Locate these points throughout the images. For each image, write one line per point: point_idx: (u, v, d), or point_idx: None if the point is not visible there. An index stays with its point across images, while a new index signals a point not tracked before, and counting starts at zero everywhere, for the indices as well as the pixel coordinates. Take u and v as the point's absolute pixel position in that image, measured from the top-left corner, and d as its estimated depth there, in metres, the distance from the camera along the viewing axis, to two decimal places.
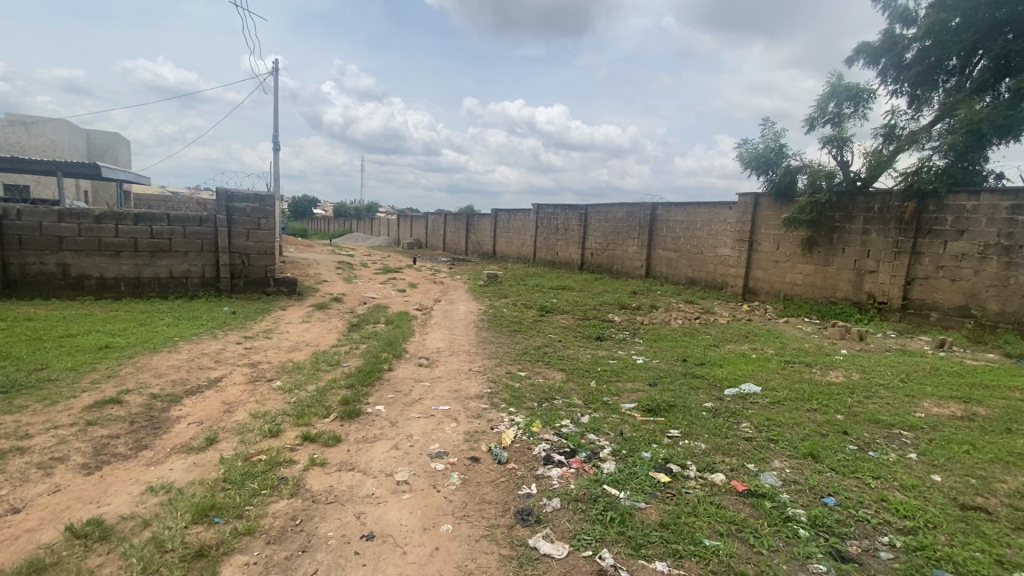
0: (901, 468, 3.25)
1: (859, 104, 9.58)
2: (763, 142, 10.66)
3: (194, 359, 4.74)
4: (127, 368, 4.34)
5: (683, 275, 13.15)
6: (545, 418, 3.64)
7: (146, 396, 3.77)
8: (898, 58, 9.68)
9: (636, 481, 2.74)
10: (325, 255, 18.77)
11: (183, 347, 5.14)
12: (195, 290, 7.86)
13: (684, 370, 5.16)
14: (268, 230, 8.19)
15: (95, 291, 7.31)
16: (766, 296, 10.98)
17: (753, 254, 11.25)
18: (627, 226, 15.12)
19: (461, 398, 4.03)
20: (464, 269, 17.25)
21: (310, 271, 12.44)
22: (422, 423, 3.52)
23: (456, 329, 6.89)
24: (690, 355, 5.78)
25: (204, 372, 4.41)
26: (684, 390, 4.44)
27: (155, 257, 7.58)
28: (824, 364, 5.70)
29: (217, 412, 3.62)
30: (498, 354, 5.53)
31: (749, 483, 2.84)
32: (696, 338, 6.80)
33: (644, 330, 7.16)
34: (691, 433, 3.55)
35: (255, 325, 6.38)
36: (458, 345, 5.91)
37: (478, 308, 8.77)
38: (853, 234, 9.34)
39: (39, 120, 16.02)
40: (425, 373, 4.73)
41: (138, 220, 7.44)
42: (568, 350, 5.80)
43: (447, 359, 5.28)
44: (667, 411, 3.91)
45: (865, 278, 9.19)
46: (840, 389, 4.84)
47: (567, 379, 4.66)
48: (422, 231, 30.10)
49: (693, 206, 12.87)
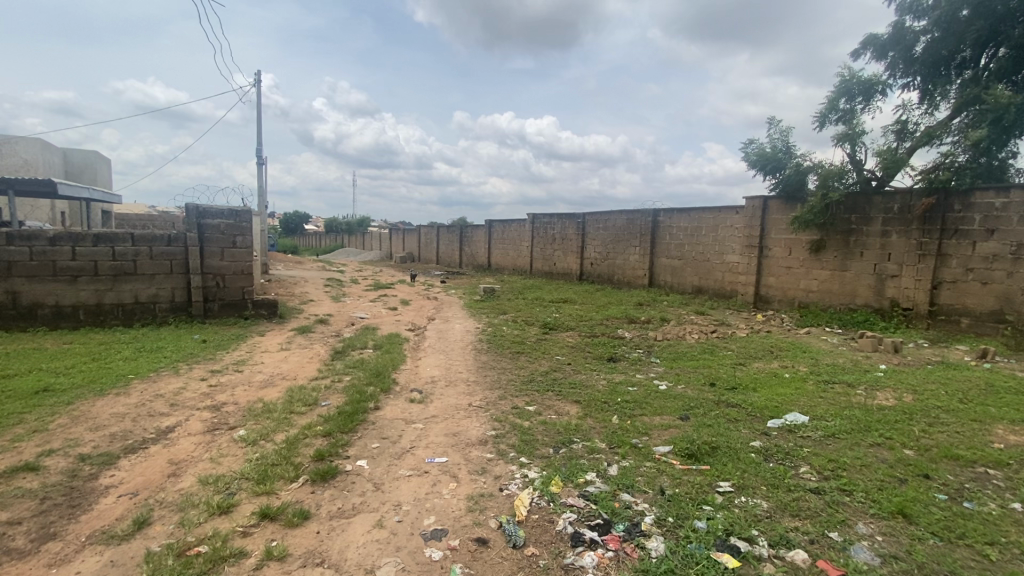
0: (1014, 526, 2.60)
1: (871, 98, 9.08)
2: (770, 143, 10.17)
3: (145, 403, 4.01)
4: (61, 419, 3.62)
5: (690, 284, 12.53)
6: (564, 472, 2.96)
7: (72, 459, 3.05)
8: (908, 52, 9.21)
9: (697, 571, 2.08)
10: (316, 272, 18.06)
11: (136, 386, 4.42)
12: (164, 316, 7.13)
13: (715, 397, 4.49)
14: (245, 248, 7.53)
15: (50, 321, 6.55)
16: (779, 304, 10.36)
17: (763, 259, 10.64)
18: (627, 234, 14.53)
19: (460, 446, 3.33)
20: (460, 283, 16.58)
21: (296, 290, 11.72)
22: (414, 485, 2.83)
23: (453, 353, 6.18)
24: (718, 378, 5.12)
25: (153, 421, 3.69)
26: (722, 425, 3.79)
27: (118, 281, 6.87)
28: (869, 385, 5.05)
29: (158, 477, 2.91)
30: (501, 383, 4.84)
31: (843, 565, 2.17)
32: (717, 355, 6.14)
33: (660, 348, 6.48)
34: (746, 486, 2.88)
35: (226, 356, 5.67)
36: (454, 373, 5.21)
37: (475, 326, 8.07)
38: (872, 237, 8.78)
39: (12, 139, 15.24)
40: (418, 412, 4.02)
41: (99, 241, 6.73)
42: (579, 376, 5.10)
43: (444, 392, 4.57)
44: (710, 455, 3.24)
45: (887, 282, 8.61)
46: (896, 415, 4.18)
47: (584, 414, 3.98)
48: (415, 245, 29.48)
49: (696, 211, 12.33)
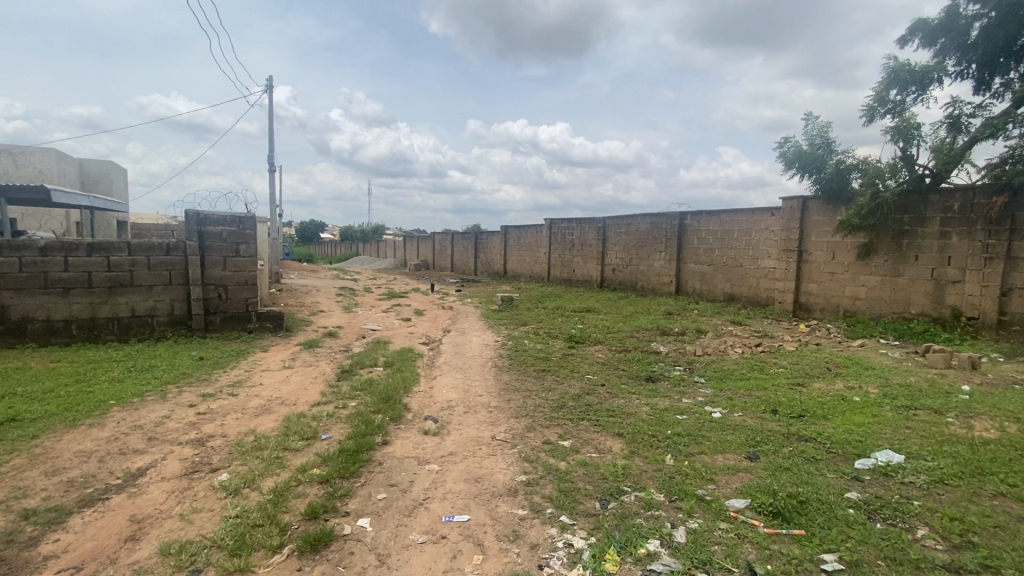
0: None
1: (925, 88, 8.27)
2: (808, 140, 9.41)
3: (120, 438, 3.47)
4: (17, 459, 3.09)
5: (721, 291, 11.77)
6: (621, 540, 2.32)
7: (13, 517, 2.50)
8: (962, 38, 8.37)
9: None
10: (330, 280, 17.68)
11: (115, 415, 3.89)
12: (162, 330, 6.67)
13: (783, 429, 3.79)
14: (249, 256, 7.07)
15: (41, 337, 6.11)
16: (821, 313, 9.54)
17: (803, 264, 9.86)
18: (651, 239, 13.83)
19: (485, 499, 2.71)
20: (476, 291, 16.02)
21: (306, 300, 11.24)
22: (429, 557, 2.22)
23: (471, 371, 5.56)
24: (779, 402, 4.43)
25: (122, 462, 3.14)
26: (803, 468, 3.10)
27: (114, 293, 6.42)
28: (960, 412, 4.30)
29: (112, 543, 2.34)
30: (528, 410, 4.19)
31: None
32: (769, 374, 5.43)
33: (703, 365, 5.80)
34: (860, 562, 2.20)
35: (222, 377, 5.14)
36: (474, 396, 4.60)
37: (494, 339, 7.45)
38: (928, 239, 7.97)
39: (26, 149, 15.09)
40: (433, 448, 3.41)
41: (93, 250, 6.28)
42: (617, 401, 4.42)
43: (462, 421, 3.95)
44: (800, 514, 2.57)
45: (947, 289, 7.79)
46: (1010, 453, 3.44)
47: (631, 453, 3.32)
48: (429, 252, 29.08)
49: (728, 214, 11.60)
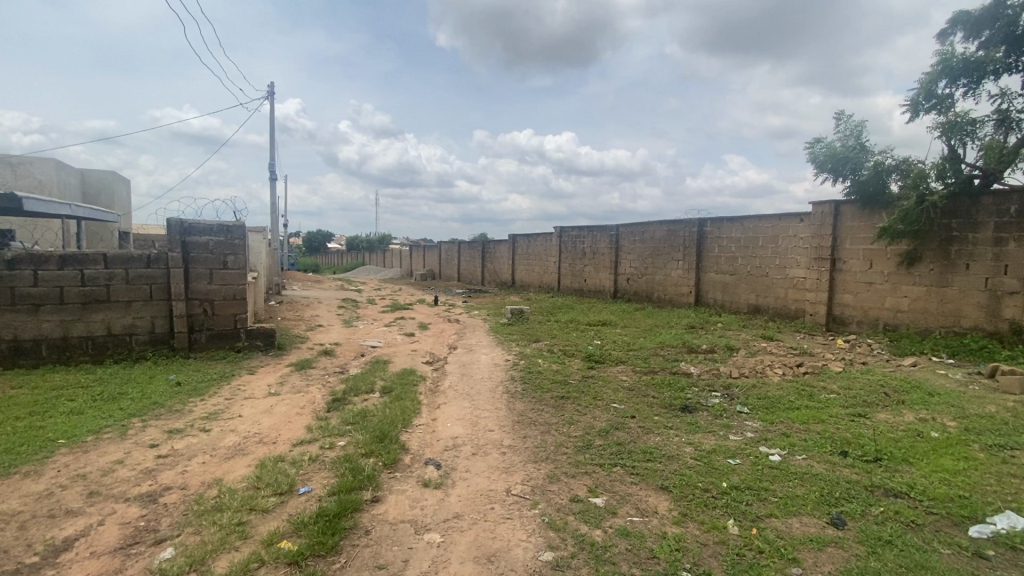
0: None
1: (978, 81, 7.58)
2: (842, 139, 8.74)
3: (53, 495, 2.85)
4: None
5: (745, 302, 11.06)
6: None
7: None
8: (1011, 28, 7.40)
9: None
10: (333, 292, 17.14)
11: (57, 461, 3.27)
12: (142, 350, 6.09)
13: (865, 480, 3.09)
14: (237, 269, 6.49)
15: (6, 359, 5.55)
16: (858, 326, 8.79)
17: (836, 274, 9.14)
18: (668, 247, 13.15)
19: None
20: (484, 302, 15.40)
21: (305, 314, 10.63)
22: None
23: (480, 398, 4.89)
24: (847, 440, 3.72)
25: (46, 532, 2.52)
26: (911, 544, 2.39)
27: (88, 310, 5.86)
28: None
29: None
30: (548, 452, 3.51)
31: None
32: (823, 402, 4.72)
33: (743, 390, 5.11)
34: None
35: (197, 407, 4.51)
36: (484, 432, 3.94)
37: (505, 358, 6.80)
38: (980, 246, 7.25)
39: (25, 159, 14.70)
40: (434, 508, 2.74)
41: (65, 263, 5.72)
42: (653, 439, 3.74)
43: (470, 468, 3.28)
44: None
45: (1004, 301, 7.03)
46: None
47: (685, 517, 2.63)
48: (435, 262, 28.57)
49: (751, 220, 10.91)
